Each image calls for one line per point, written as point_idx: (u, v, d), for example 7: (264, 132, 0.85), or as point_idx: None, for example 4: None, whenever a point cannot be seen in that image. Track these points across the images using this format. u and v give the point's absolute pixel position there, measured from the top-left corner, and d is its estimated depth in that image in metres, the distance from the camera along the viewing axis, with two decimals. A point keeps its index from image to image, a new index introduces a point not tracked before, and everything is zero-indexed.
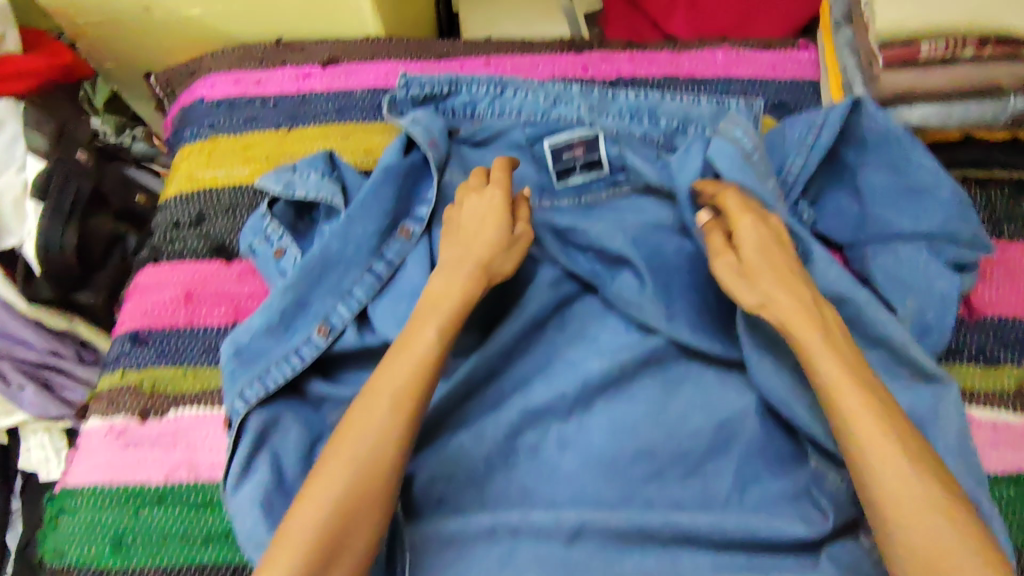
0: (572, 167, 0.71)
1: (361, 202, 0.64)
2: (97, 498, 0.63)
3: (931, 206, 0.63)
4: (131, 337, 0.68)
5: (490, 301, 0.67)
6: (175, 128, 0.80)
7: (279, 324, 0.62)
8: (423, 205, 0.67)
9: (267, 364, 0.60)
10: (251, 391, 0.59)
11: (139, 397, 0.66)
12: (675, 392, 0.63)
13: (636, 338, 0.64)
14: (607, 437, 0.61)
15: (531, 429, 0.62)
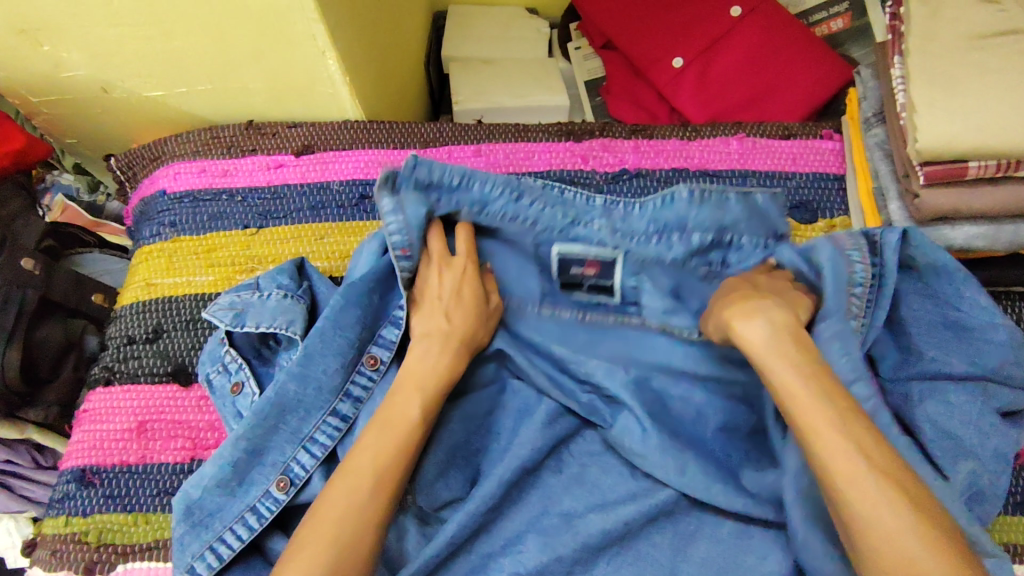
0: (578, 284, 0.62)
1: (316, 329, 0.56)
2: None
3: (986, 348, 0.55)
4: (77, 476, 0.61)
5: (477, 440, 0.58)
6: (137, 222, 0.74)
7: (232, 478, 0.54)
8: (392, 328, 0.59)
9: (220, 527, 0.53)
10: (205, 561, 0.52)
11: (82, 550, 0.58)
12: (690, 552, 0.54)
13: (642, 486, 0.56)
14: None
15: None
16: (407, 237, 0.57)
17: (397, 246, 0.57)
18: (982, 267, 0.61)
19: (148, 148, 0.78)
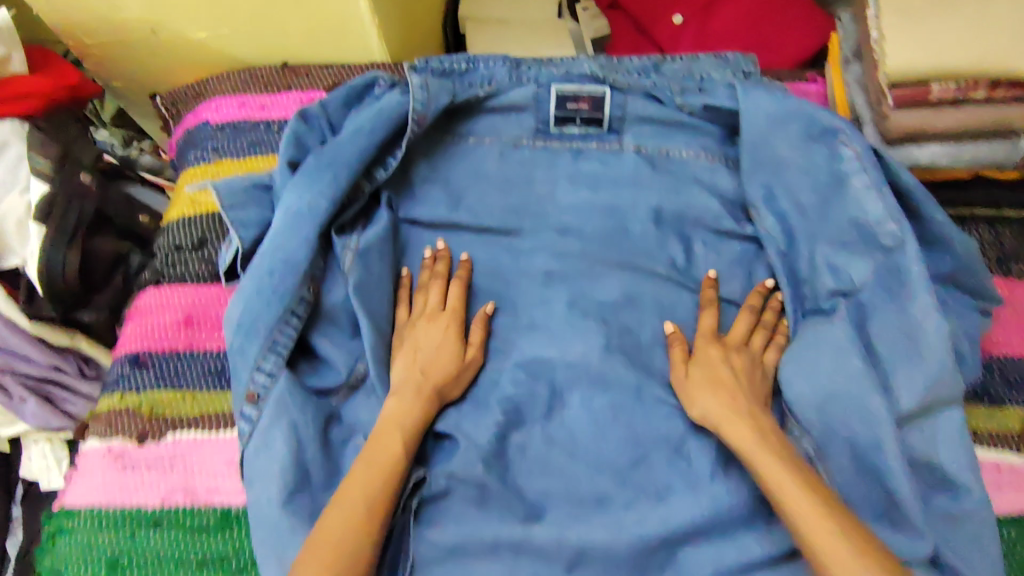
0: (572, 117, 0.76)
1: (347, 165, 0.66)
2: (98, 519, 0.63)
3: (942, 256, 0.64)
4: (131, 359, 0.68)
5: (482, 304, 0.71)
6: (181, 149, 0.82)
7: (266, 285, 0.62)
8: (381, 169, 0.70)
9: (270, 332, 0.62)
10: (269, 362, 0.62)
11: (137, 420, 0.66)
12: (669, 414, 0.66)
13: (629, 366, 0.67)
14: (592, 434, 0.65)
15: (517, 431, 0.66)
16: (426, 108, 0.70)
17: (416, 113, 0.69)
18: (944, 188, 0.70)
19: (193, 86, 0.86)
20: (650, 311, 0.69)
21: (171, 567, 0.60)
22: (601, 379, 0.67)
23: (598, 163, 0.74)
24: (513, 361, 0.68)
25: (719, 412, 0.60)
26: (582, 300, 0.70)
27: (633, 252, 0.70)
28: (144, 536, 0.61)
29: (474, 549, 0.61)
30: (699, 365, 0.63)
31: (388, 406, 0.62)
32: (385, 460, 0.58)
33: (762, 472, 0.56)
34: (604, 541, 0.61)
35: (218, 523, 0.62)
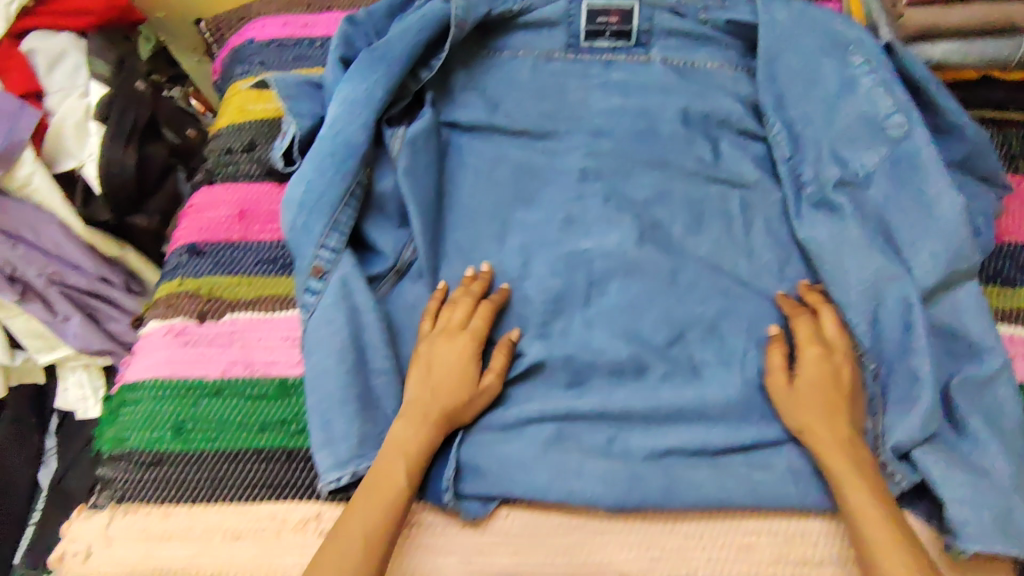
0: (602, 32, 0.78)
1: (398, 61, 0.70)
2: (160, 390, 0.66)
3: (955, 144, 0.69)
4: (188, 249, 0.72)
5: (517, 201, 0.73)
6: (227, 67, 0.85)
7: (330, 168, 0.67)
8: (424, 70, 0.74)
9: (332, 212, 0.66)
10: (333, 240, 0.66)
11: (197, 302, 0.69)
12: (703, 299, 0.68)
13: (658, 255, 0.70)
14: (627, 320, 0.67)
15: (559, 319, 0.68)
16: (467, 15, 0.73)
17: (458, 20, 0.72)
18: (960, 89, 0.75)
19: (237, 10, 0.90)
20: (680, 206, 0.72)
21: (233, 431, 0.64)
22: (633, 266, 0.69)
23: (627, 73, 0.78)
24: (550, 253, 0.70)
25: (816, 417, 0.59)
26: (616, 196, 0.73)
27: (663, 150, 0.74)
28: (207, 403, 0.65)
29: (521, 418, 0.64)
30: (810, 385, 0.60)
31: (394, 430, 0.60)
32: (393, 490, 0.57)
33: (840, 481, 0.57)
34: (641, 412, 0.64)
35: (277, 390, 0.65)
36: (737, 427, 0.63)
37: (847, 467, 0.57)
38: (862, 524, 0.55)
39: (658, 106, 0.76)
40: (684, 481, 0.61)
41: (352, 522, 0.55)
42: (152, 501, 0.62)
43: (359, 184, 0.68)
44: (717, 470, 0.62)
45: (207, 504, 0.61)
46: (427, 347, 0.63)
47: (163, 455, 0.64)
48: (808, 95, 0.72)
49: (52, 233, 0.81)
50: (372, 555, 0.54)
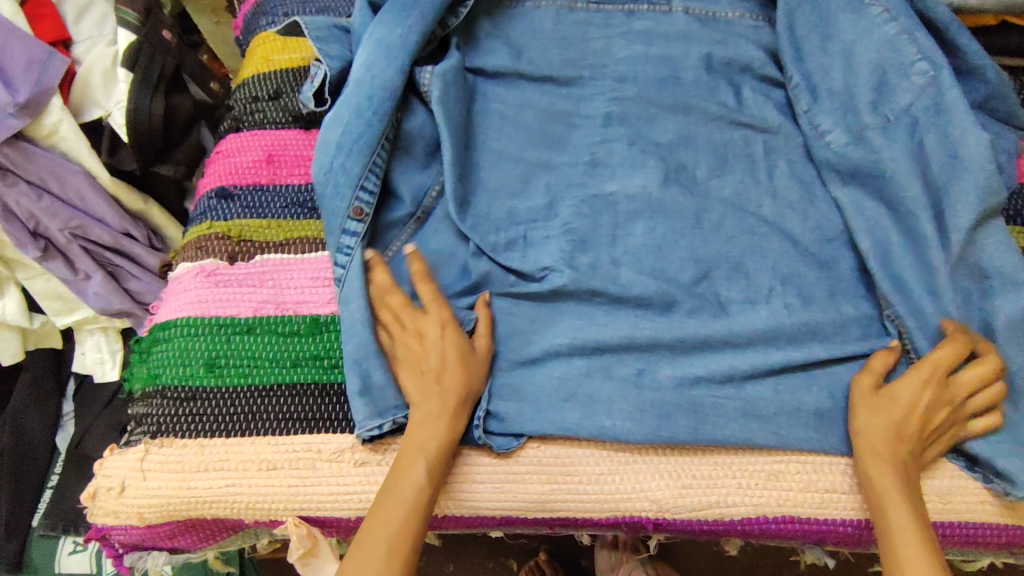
0: None
1: (434, 3, 0.68)
2: (192, 328, 0.66)
3: (978, 86, 0.70)
4: (217, 193, 0.72)
5: (539, 144, 0.72)
6: (251, 20, 0.86)
7: (367, 112, 0.66)
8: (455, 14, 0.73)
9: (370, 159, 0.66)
10: (369, 186, 0.66)
11: (226, 244, 0.70)
12: (732, 240, 0.67)
13: (685, 197, 0.68)
14: (655, 259, 0.66)
15: (583, 253, 0.66)
16: None
17: None
18: (983, 35, 0.75)
19: None
20: (705, 151, 0.71)
21: (266, 368, 0.64)
22: (659, 207, 0.68)
23: (649, 22, 0.75)
24: (576, 195, 0.69)
25: (883, 431, 0.58)
26: (640, 140, 0.71)
27: (687, 96, 0.72)
28: (239, 341, 0.65)
29: (551, 355, 0.64)
30: (895, 401, 0.59)
31: (410, 436, 0.59)
32: (413, 501, 0.56)
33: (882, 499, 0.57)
34: (671, 350, 0.63)
35: (309, 327, 0.66)
36: (766, 364, 0.63)
37: (888, 476, 0.58)
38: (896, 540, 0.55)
39: (682, 50, 0.74)
40: (711, 421, 0.61)
41: (377, 523, 0.56)
42: (187, 435, 0.63)
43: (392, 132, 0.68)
44: (745, 410, 0.62)
45: (241, 437, 0.62)
46: (410, 347, 0.62)
47: (196, 391, 0.64)
48: (839, 39, 0.70)
49: (77, 184, 0.81)
50: (402, 553, 0.55)
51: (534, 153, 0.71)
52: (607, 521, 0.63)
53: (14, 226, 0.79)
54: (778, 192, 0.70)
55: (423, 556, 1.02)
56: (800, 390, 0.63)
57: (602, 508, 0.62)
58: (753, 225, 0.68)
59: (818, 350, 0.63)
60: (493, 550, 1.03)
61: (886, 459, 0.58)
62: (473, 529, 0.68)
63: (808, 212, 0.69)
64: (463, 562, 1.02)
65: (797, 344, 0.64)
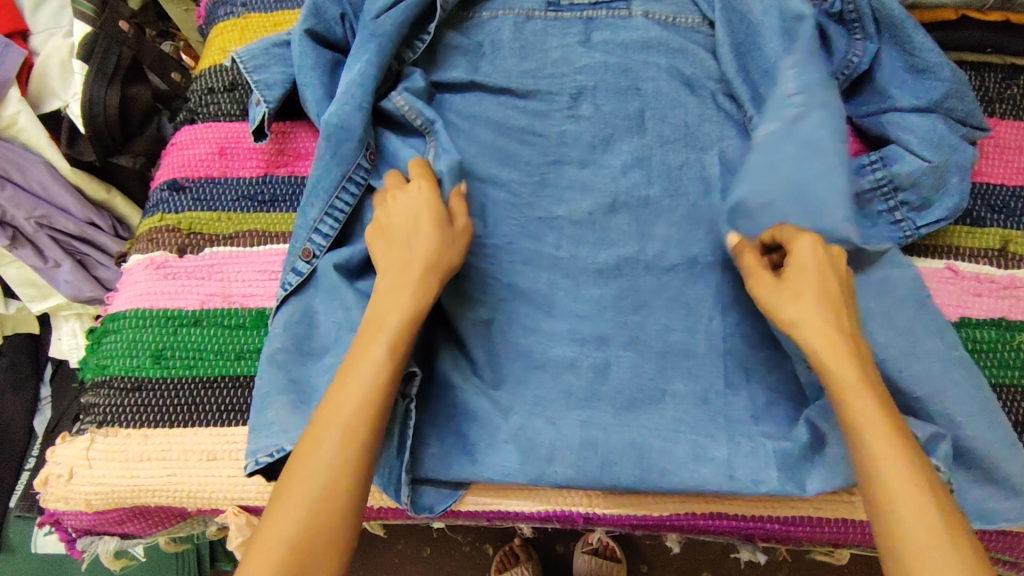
0: None
1: (388, 36, 0.68)
2: (139, 320, 0.67)
3: (934, 85, 0.69)
4: (169, 185, 0.73)
5: (489, 144, 0.71)
6: (212, 10, 0.85)
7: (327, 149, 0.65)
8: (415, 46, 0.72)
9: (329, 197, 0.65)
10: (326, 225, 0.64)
11: (177, 236, 0.71)
12: (673, 246, 0.67)
13: (629, 205, 0.69)
14: (595, 276, 0.66)
15: (522, 274, 0.67)
16: None
17: None
18: (942, 31, 0.74)
19: None
20: (658, 173, 0.69)
21: (211, 359, 0.66)
22: (603, 231, 0.68)
23: (608, 30, 0.74)
24: (521, 212, 0.69)
25: (818, 324, 0.50)
26: (592, 162, 0.70)
27: (643, 107, 0.71)
28: (185, 333, 0.67)
29: (486, 361, 0.64)
30: (800, 270, 0.52)
31: (377, 312, 0.53)
32: (370, 377, 0.50)
33: (856, 418, 0.47)
34: (605, 360, 0.64)
35: (255, 320, 0.67)
36: (701, 376, 0.63)
37: (860, 386, 0.47)
38: (896, 492, 0.44)
39: (638, 54, 0.74)
40: (651, 433, 0.60)
41: (333, 408, 0.49)
42: (132, 424, 0.64)
43: (359, 168, 0.66)
44: (683, 426, 0.61)
45: (185, 428, 0.63)
46: (380, 229, 0.57)
47: (142, 381, 0.65)
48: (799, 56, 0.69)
49: (38, 173, 0.82)
50: (353, 445, 0.48)
51: (484, 167, 0.70)
52: (538, 514, 0.64)
53: None
54: (723, 195, 0.68)
55: (400, 541, 1.04)
56: (736, 401, 0.62)
57: (533, 501, 0.63)
58: (702, 236, 0.67)
59: (752, 359, 0.63)
60: (467, 537, 1.04)
61: (847, 364, 0.48)
62: (413, 520, 0.69)
63: (756, 216, 0.68)
64: (438, 547, 1.03)
65: (733, 353, 0.63)
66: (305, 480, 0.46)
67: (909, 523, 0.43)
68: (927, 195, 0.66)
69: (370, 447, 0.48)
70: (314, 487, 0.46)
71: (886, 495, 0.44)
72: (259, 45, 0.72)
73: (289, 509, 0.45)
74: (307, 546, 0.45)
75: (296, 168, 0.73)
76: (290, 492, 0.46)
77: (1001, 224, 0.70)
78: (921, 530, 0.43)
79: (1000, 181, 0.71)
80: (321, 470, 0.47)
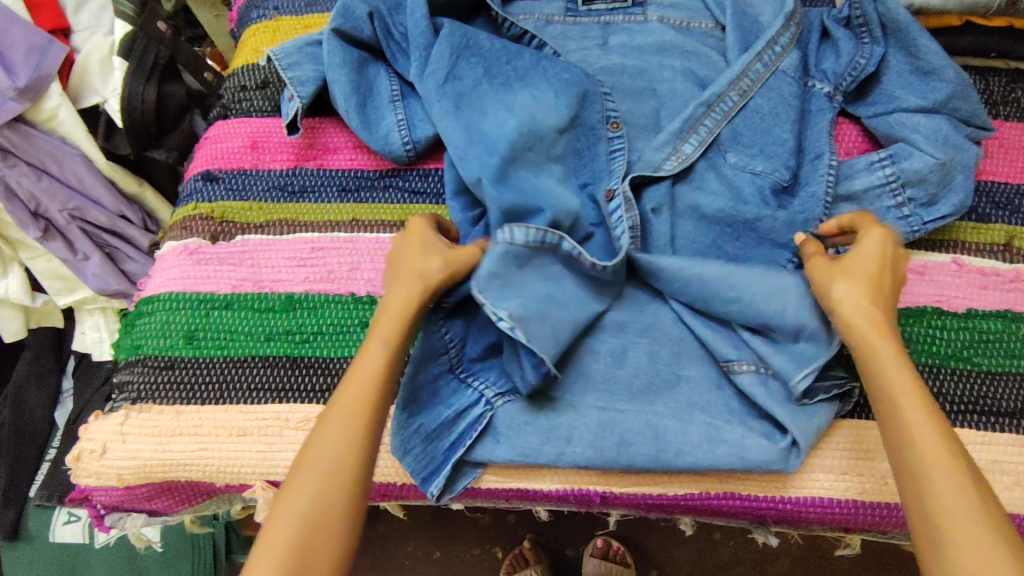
0: None
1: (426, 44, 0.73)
2: (172, 302, 0.70)
3: (940, 86, 0.71)
4: (203, 176, 0.76)
5: None
6: (245, 12, 0.88)
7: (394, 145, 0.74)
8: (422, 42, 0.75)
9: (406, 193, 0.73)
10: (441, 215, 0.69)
11: (210, 223, 0.74)
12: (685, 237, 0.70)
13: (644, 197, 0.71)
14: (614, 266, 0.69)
15: None
16: None
17: None
18: (945, 36, 0.77)
19: None
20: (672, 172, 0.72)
21: (241, 340, 0.68)
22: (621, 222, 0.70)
23: (625, 34, 0.78)
24: None
25: (854, 312, 0.54)
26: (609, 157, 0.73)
27: (658, 108, 0.75)
28: (216, 315, 0.69)
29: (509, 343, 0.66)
30: (857, 257, 0.57)
31: (366, 350, 0.56)
32: (360, 398, 0.53)
33: (899, 410, 0.50)
34: (621, 344, 0.66)
35: (283, 304, 0.69)
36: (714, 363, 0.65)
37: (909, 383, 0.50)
38: (935, 483, 0.47)
39: (653, 55, 0.77)
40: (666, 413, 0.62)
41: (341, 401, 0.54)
42: (164, 402, 0.66)
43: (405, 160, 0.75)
44: (697, 407, 0.63)
45: (214, 406, 0.66)
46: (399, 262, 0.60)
47: (174, 360, 0.68)
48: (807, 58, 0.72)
49: (74, 166, 0.85)
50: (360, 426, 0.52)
51: None
52: (555, 494, 0.66)
53: (16, 207, 0.83)
54: (735, 189, 0.71)
55: (411, 541, 1.05)
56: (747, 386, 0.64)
57: (551, 480, 0.64)
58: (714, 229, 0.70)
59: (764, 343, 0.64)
60: (477, 539, 1.05)
61: (892, 367, 0.51)
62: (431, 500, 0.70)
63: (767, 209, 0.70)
64: (449, 548, 1.04)
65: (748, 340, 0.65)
66: (319, 462, 0.50)
67: (968, 546, 0.44)
68: (933, 191, 0.69)
69: (375, 426, 0.53)
70: (318, 475, 0.50)
71: (913, 441, 0.48)
72: (294, 46, 0.76)
73: (300, 487, 0.50)
74: (316, 526, 0.49)
75: (325, 161, 0.76)
76: (298, 477, 0.50)
77: (1006, 220, 0.72)
78: (963, 512, 0.45)
79: (1004, 179, 0.74)
80: (336, 453, 0.51)
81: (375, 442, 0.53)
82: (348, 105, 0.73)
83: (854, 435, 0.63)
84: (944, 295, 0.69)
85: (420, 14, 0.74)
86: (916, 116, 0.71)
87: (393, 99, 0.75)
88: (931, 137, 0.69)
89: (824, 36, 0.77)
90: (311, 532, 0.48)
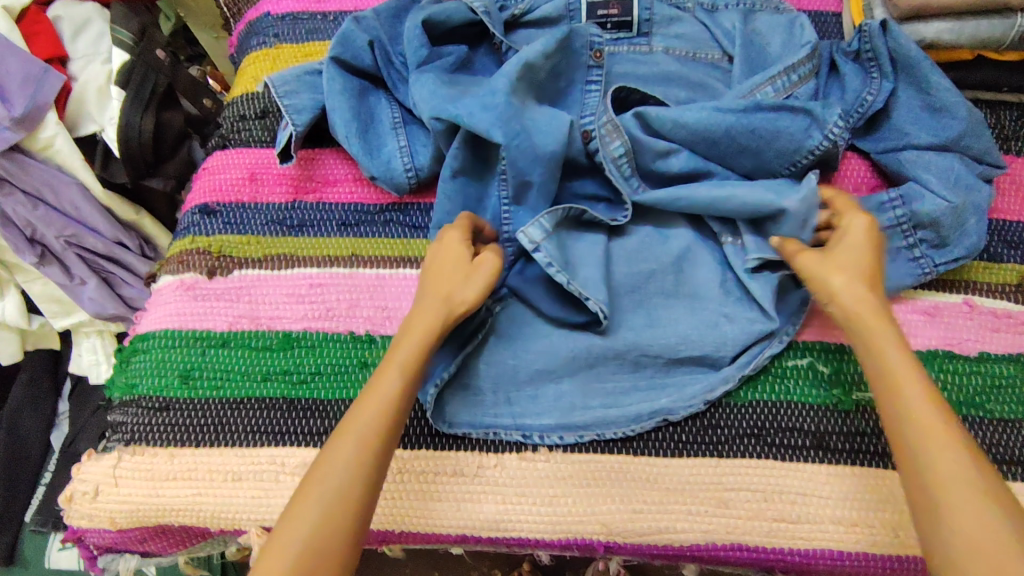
0: (603, 23, 0.78)
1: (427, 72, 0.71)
2: (168, 340, 0.69)
3: (951, 123, 0.70)
4: (200, 209, 0.75)
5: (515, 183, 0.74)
6: (244, 38, 0.87)
7: (397, 172, 0.72)
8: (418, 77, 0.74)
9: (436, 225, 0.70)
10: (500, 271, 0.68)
11: (207, 257, 0.72)
12: (690, 276, 0.68)
13: (650, 236, 0.70)
14: (617, 308, 0.67)
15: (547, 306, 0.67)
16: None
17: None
18: (956, 70, 0.76)
19: None
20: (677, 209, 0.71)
21: (238, 379, 0.67)
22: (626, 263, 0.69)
23: (629, 64, 0.76)
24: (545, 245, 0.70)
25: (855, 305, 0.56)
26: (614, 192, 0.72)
27: None
28: (213, 354, 0.68)
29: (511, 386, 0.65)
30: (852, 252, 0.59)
31: (382, 372, 0.55)
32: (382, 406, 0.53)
33: (901, 400, 0.50)
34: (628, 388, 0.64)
35: (281, 343, 0.68)
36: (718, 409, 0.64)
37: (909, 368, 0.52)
38: (930, 456, 0.48)
39: (660, 87, 0.75)
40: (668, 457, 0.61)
41: (349, 424, 0.53)
42: (159, 443, 0.65)
43: (407, 186, 0.72)
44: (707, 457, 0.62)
45: (210, 448, 0.64)
46: (430, 273, 0.61)
47: (169, 401, 0.66)
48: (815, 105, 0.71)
49: (71, 194, 0.84)
50: (371, 447, 0.52)
51: None
52: (556, 542, 0.62)
53: (11, 232, 0.82)
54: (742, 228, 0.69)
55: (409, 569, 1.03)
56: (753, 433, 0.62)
57: (554, 532, 0.62)
58: (721, 268, 0.69)
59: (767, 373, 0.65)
60: (475, 566, 1.03)
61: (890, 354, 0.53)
62: (433, 545, 0.66)
63: None
64: None
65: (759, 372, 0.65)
66: (325, 479, 0.50)
67: (971, 524, 0.45)
68: (946, 232, 0.67)
69: (382, 453, 0.52)
70: (326, 495, 0.49)
71: (916, 418, 0.49)
72: (293, 75, 0.75)
73: (307, 506, 0.48)
74: (320, 543, 0.47)
75: (324, 195, 0.75)
76: (306, 493, 0.49)
77: (1018, 260, 0.71)
78: (961, 488, 0.46)
79: (1016, 218, 0.72)
80: (343, 472, 0.50)
81: (382, 473, 0.52)
82: (350, 132, 0.72)
83: (867, 484, 0.61)
84: (955, 338, 0.67)
85: (419, 42, 0.72)
86: (927, 155, 0.70)
87: (395, 127, 0.73)
88: (943, 177, 0.68)
89: (832, 69, 0.76)
90: (313, 553, 0.47)
